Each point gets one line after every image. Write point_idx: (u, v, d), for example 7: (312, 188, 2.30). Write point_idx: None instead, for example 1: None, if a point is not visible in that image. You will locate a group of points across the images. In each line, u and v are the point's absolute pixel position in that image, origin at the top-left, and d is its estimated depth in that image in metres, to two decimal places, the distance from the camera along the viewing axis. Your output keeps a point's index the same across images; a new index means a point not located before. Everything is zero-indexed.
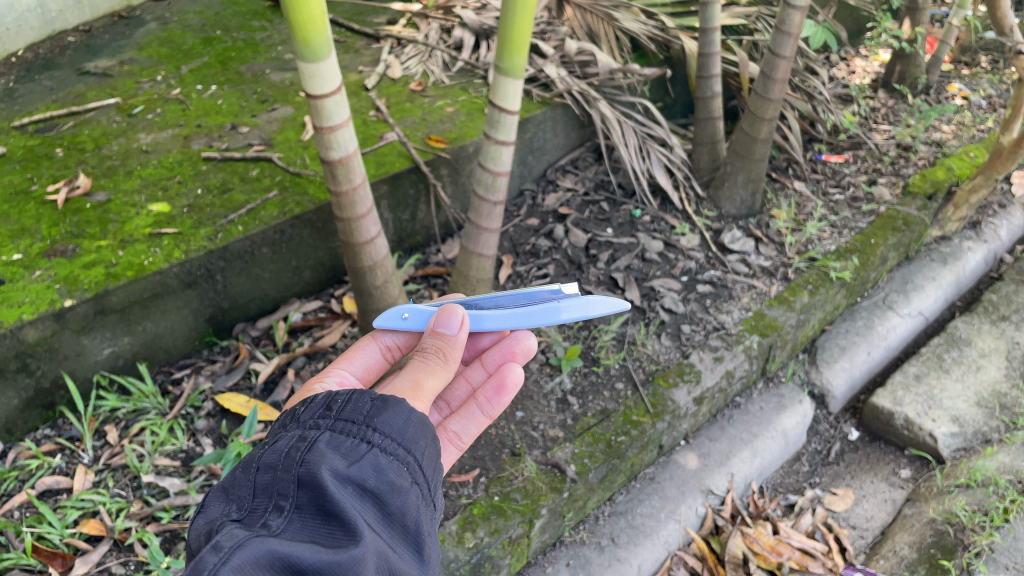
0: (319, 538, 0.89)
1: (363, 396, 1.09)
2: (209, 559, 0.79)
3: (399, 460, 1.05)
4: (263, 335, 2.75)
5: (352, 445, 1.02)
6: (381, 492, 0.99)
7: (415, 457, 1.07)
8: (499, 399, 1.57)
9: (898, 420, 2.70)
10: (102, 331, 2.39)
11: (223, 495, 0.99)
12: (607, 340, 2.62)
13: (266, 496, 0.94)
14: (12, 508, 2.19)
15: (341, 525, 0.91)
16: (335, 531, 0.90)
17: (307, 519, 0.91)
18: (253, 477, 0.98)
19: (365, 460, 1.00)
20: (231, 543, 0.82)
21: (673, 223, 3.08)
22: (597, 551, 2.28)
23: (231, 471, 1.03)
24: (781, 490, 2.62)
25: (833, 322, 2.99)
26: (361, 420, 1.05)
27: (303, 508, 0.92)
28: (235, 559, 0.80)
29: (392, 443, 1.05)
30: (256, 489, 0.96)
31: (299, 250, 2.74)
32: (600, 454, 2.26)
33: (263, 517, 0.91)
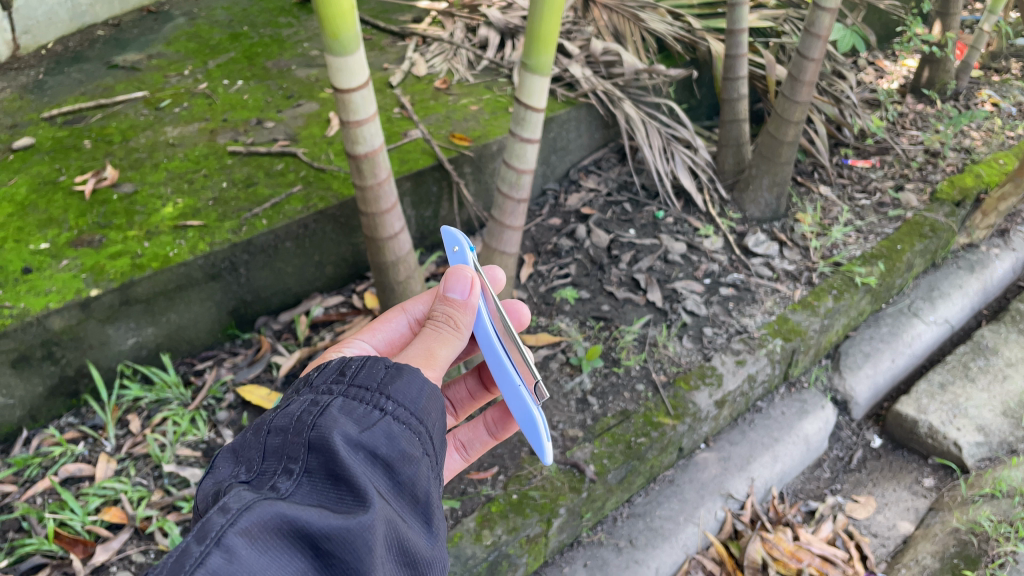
0: (328, 503, 0.88)
1: (377, 362, 1.07)
2: (216, 518, 0.78)
3: (411, 429, 1.03)
4: (284, 329, 2.76)
5: (365, 412, 1.00)
6: (392, 459, 0.98)
7: (426, 425, 1.06)
8: (505, 426, 1.62)
9: (922, 428, 2.67)
10: (126, 321, 2.41)
11: (233, 459, 0.99)
12: (629, 341, 2.60)
13: (275, 459, 0.93)
14: (36, 495, 2.21)
15: (351, 490, 0.90)
16: (345, 496, 0.89)
17: (316, 483, 0.90)
18: (263, 440, 0.97)
19: (377, 427, 0.99)
20: (240, 503, 0.81)
21: (696, 225, 3.07)
22: (614, 552, 2.27)
23: (241, 436, 1.02)
24: (801, 496, 2.60)
25: (857, 328, 2.96)
26: (375, 387, 1.04)
27: (313, 472, 0.91)
28: (244, 519, 0.78)
29: (404, 412, 1.04)
30: (266, 452, 0.95)
31: (322, 245, 2.75)
32: (619, 454, 2.25)
33: (273, 480, 0.90)
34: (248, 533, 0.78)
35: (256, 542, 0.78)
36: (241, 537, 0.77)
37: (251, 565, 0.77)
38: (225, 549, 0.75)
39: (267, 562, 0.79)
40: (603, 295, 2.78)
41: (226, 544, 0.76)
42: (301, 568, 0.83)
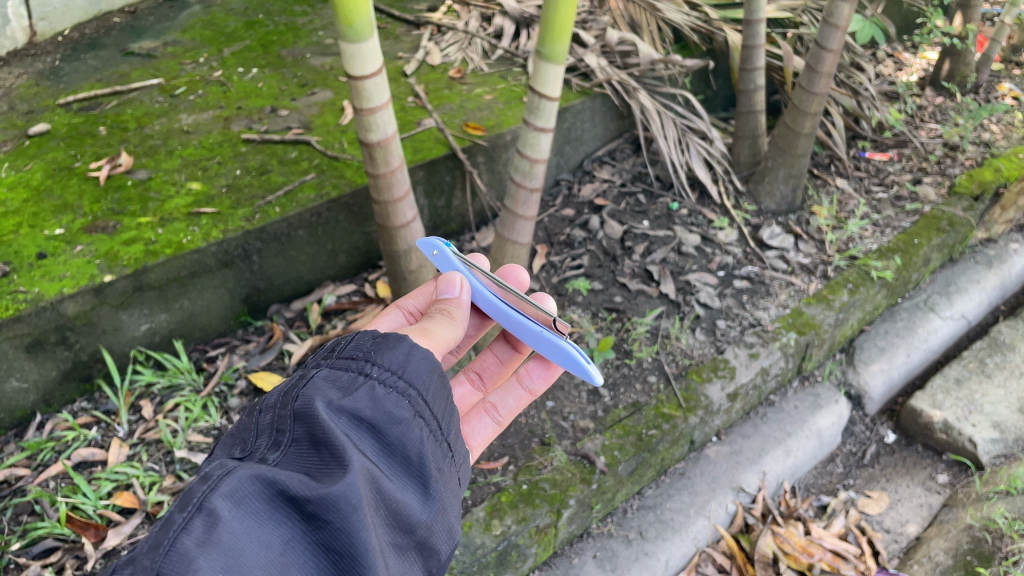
0: (312, 468, 0.91)
1: (365, 336, 1.11)
2: (197, 487, 0.82)
3: (400, 392, 1.04)
4: (297, 317, 2.76)
5: (349, 379, 1.03)
6: (378, 422, 0.99)
7: (418, 388, 1.07)
8: (543, 374, 1.58)
9: (937, 424, 2.64)
10: (140, 307, 2.42)
11: (232, 438, 1.03)
12: (641, 333, 2.59)
13: (265, 433, 0.97)
14: (49, 478, 2.23)
15: (334, 452, 0.91)
16: (327, 459, 0.91)
17: (302, 450, 0.92)
18: (257, 417, 1.01)
19: (362, 392, 1.01)
20: (221, 470, 0.85)
21: (710, 217, 3.04)
22: (624, 544, 2.26)
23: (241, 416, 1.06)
24: (814, 491, 2.58)
25: (872, 323, 2.93)
26: (361, 357, 1.07)
27: (298, 440, 0.93)
28: (223, 485, 0.82)
29: (391, 375, 1.05)
30: (259, 428, 0.99)
31: (334, 234, 2.75)
32: (630, 446, 2.24)
33: (262, 453, 0.94)
34: (228, 497, 0.82)
35: (237, 506, 0.82)
36: (221, 501, 0.81)
37: (231, 528, 0.80)
38: (205, 513, 0.80)
39: (250, 525, 0.82)
40: (616, 286, 2.77)
41: (207, 508, 0.80)
42: (286, 531, 0.86)
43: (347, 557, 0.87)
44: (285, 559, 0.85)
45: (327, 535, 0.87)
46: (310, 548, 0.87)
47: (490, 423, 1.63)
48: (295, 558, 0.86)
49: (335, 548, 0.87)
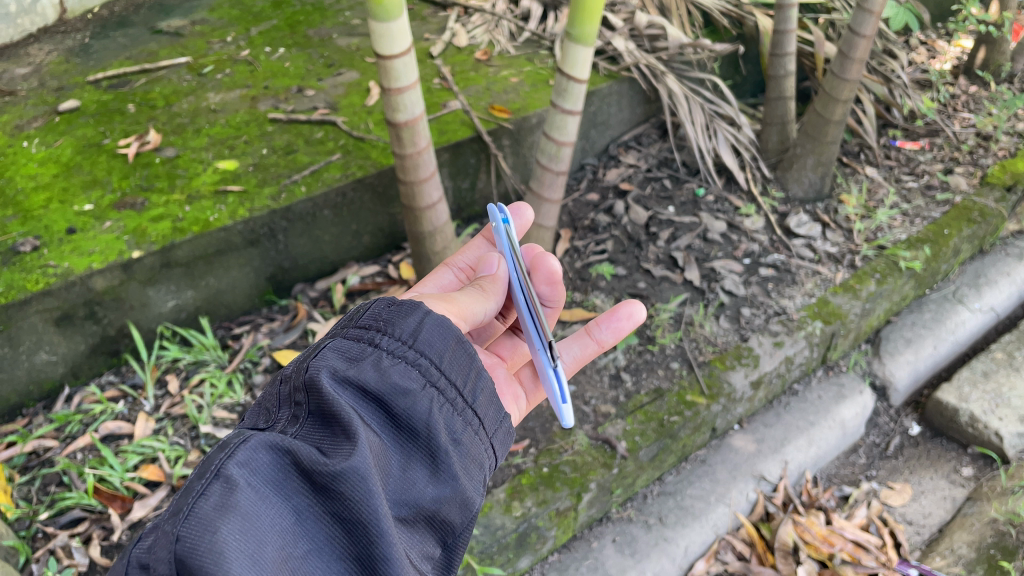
0: (324, 441, 0.91)
1: (379, 304, 1.12)
2: (214, 455, 0.83)
3: (409, 363, 1.06)
4: (321, 297, 2.77)
5: (360, 351, 1.04)
6: (389, 393, 1.01)
7: (430, 359, 1.08)
8: (616, 325, 1.58)
9: (963, 417, 2.61)
10: (167, 284, 2.45)
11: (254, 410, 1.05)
12: (665, 319, 2.58)
13: (281, 405, 0.98)
14: (76, 450, 2.26)
15: (343, 424, 0.92)
16: (338, 432, 0.92)
17: (315, 423, 0.94)
18: (275, 390, 1.02)
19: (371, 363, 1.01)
20: (238, 439, 0.85)
21: (737, 204, 3.02)
22: (643, 529, 2.27)
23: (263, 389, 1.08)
24: (835, 481, 2.57)
25: (899, 313, 2.90)
26: (374, 328, 1.08)
27: (312, 413, 0.94)
28: (239, 453, 0.83)
29: (402, 346, 1.07)
30: (278, 398, 1.00)
31: (359, 214, 2.75)
32: (652, 432, 2.24)
33: (278, 425, 0.95)
34: (244, 466, 0.82)
35: (253, 474, 0.83)
36: (237, 469, 0.82)
37: (247, 495, 0.81)
38: (222, 480, 0.80)
39: (264, 493, 0.83)
40: (640, 272, 2.76)
41: (224, 475, 0.81)
42: (299, 502, 0.86)
43: (360, 528, 0.87)
44: (298, 530, 0.85)
45: (339, 505, 0.86)
46: (323, 519, 0.87)
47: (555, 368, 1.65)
48: (308, 529, 0.86)
49: (349, 518, 0.86)
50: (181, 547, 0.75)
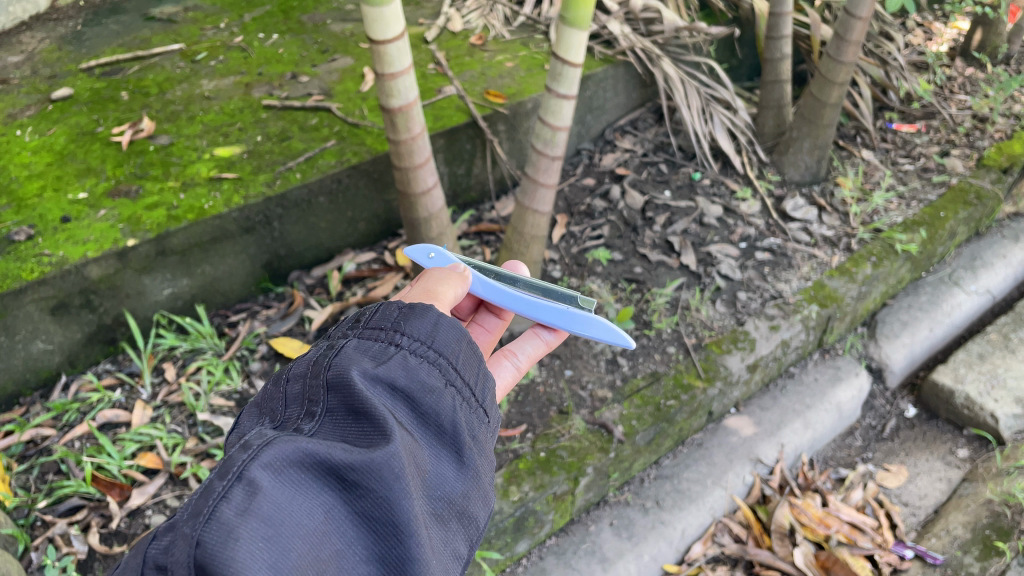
0: (350, 438, 0.89)
1: (390, 305, 1.07)
2: (237, 455, 0.80)
3: (431, 362, 1.02)
4: (317, 284, 2.76)
5: (380, 348, 1.00)
6: (412, 390, 0.98)
7: (449, 357, 1.05)
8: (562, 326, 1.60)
9: (959, 398, 2.62)
10: (162, 272, 2.44)
11: (259, 411, 1.00)
12: (661, 304, 2.58)
13: (298, 404, 0.95)
14: (74, 438, 2.26)
15: (370, 421, 0.90)
16: (365, 429, 0.90)
17: (337, 421, 0.91)
18: (285, 389, 0.98)
19: (394, 360, 0.98)
20: (260, 440, 0.82)
21: (733, 188, 3.02)
22: (641, 513, 2.28)
23: (265, 388, 1.04)
24: (832, 464, 2.58)
25: (895, 296, 2.91)
26: (390, 325, 1.03)
27: (335, 410, 0.91)
28: (263, 455, 0.80)
29: (421, 346, 1.02)
30: (289, 396, 0.96)
31: (354, 201, 2.74)
32: (648, 416, 2.24)
33: (296, 423, 0.92)
34: (270, 467, 0.79)
35: (279, 476, 0.80)
36: (262, 471, 0.79)
37: (272, 498, 0.78)
38: (246, 483, 0.77)
39: (292, 494, 0.80)
40: (636, 257, 2.76)
41: (247, 478, 0.77)
42: (327, 501, 0.83)
43: (390, 525, 0.85)
44: (326, 529, 0.83)
45: (368, 503, 0.85)
46: (350, 517, 0.85)
47: (510, 366, 1.52)
48: (337, 528, 0.84)
49: (379, 516, 0.85)
50: (202, 552, 0.72)
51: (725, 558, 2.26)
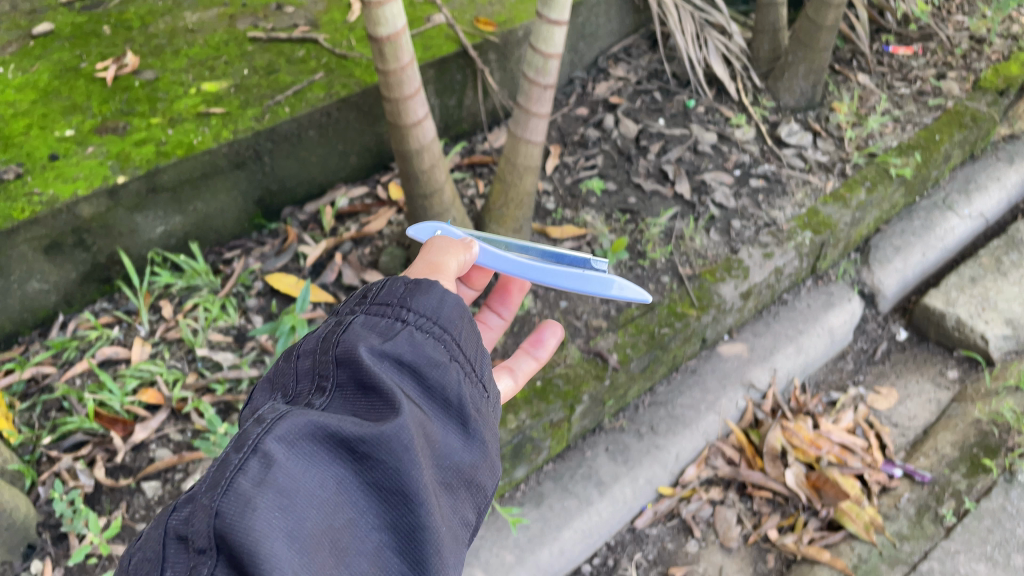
0: (359, 412, 0.91)
1: (396, 281, 1.08)
2: (252, 429, 0.83)
3: (438, 338, 1.03)
4: (310, 220, 2.75)
5: (387, 324, 1.01)
6: (418, 365, 0.99)
7: (454, 334, 1.06)
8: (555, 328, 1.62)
9: (950, 321, 2.64)
10: (154, 209, 2.43)
11: (272, 385, 1.03)
12: (655, 234, 2.57)
13: (309, 380, 0.98)
14: (75, 376, 2.29)
15: (379, 397, 0.93)
16: (373, 404, 0.92)
17: (347, 395, 0.93)
18: (297, 363, 1.01)
19: (400, 336, 1.00)
20: (274, 414, 0.85)
21: (727, 115, 2.99)
22: (636, 438, 2.33)
23: (278, 363, 1.07)
24: (823, 387, 2.62)
25: (889, 221, 2.91)
26: (395, 301, 1.04)
27: (344, 386, 0.94)
28: (277, 428, 0.83)
29: (429, 321, 1.04)
30: (301, 371, 0.99)
31: (345, 134, 2.70)
32: (643, 344, 2.28)
33: (308, 399, 0.95)
34: (284, 440, 0.83)
35: (292, 448, 0.83)
36: (277, 443, 0.82)
37: (287, 470, 0.81)
38: (260, 455, 0.80)
39: (305, 466, 0.83)
40: (630, 187, 2.74)
41: (262, 450, 0.81)
42: (339, 471, 0.87)
43: (401, 494, 0.89)
44: (339, 498, 0.86)
45: (378, 473, 0.88)
46: (364, 488, 0.88)
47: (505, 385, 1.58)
48: (349, 498, 0.87)
49: (388, 484, 0.88)
50: (221, 522, 0.75)
51: (718, 480, 2.33)
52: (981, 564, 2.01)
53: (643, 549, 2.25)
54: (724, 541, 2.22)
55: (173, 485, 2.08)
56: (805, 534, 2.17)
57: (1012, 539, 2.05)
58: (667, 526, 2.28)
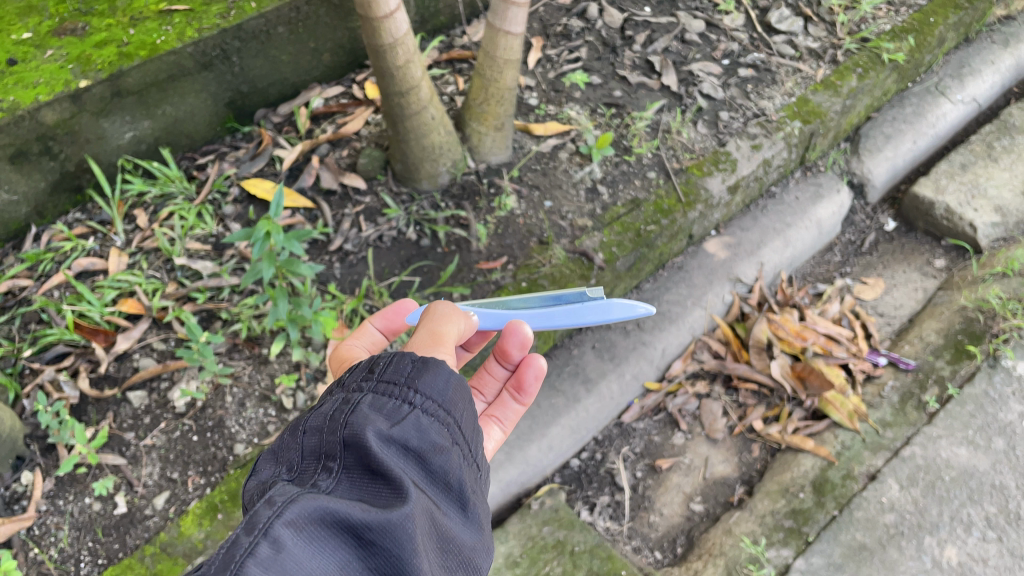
0: (366, 498, 0.85)
1: (404, 356, 1.02)
2: (261, 510, 0.77)
3: (442, 421, 0.98)
4: (285, 122, 2.66)
5: (393, 406, 0.95)
6: (423, 451, 0.94)
7: (456, 417, 1.01)
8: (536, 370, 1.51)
9: (938, 210, 2.62)
10: (121, 114, 2.34)
11: (270, 456, 0.96)
12: (642, 128, 2.50)
13: (311, 457, 0.90)
14: (52, 289, 2.24)
15: (387, 482, 0.87)
16: (380, 490, 0.86)
17: (353, 479, 0.87)
18: (300, 440, 0.94)
19: (408, 420, 0.94)
20: (285, 495, 0.79)
21: (716, 2, 2.87)
22: (622, 335, 2.33)
23: (279, 434, 0.99)
24: (810, 280, 2.61)
25: (880, 109, 2.84)
26: (403, 380, 0.98)
27: (351, 469, 0.87)
28: (288, 511, 0.77)
29: (434, 404, 0.98)
30: (301, 452, 0.92)
31: (316, 31, 2.58)
32: (628, 243, 2.26)
33: (311, 478, 0.87)
34: (294, 525, 0.76)
35: (301, 533, 0.77)
36: (286, 529, 0.76)
37: (297, 559, 0.75)
38: (272, 539, 0.74)
39: (312, 555, 0.77)
40: (615, 80, 2.65)
41: (274, 535, 0.74)
42: (343, 559, 0.80)
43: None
44: None
45: (382, 563, 0.83)
46: None
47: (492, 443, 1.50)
48: None
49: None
50: None
51: (704, 374, 2.35)
52: (962, 448, 2.04)
53: (631, 443, 2.28)
54: (710, 433, 2.26)
55: (160, 394, 2.06)
56: (790, 424, 2.20)
57: (993, 424, 2.09)
58: (653, 420, 2.31)
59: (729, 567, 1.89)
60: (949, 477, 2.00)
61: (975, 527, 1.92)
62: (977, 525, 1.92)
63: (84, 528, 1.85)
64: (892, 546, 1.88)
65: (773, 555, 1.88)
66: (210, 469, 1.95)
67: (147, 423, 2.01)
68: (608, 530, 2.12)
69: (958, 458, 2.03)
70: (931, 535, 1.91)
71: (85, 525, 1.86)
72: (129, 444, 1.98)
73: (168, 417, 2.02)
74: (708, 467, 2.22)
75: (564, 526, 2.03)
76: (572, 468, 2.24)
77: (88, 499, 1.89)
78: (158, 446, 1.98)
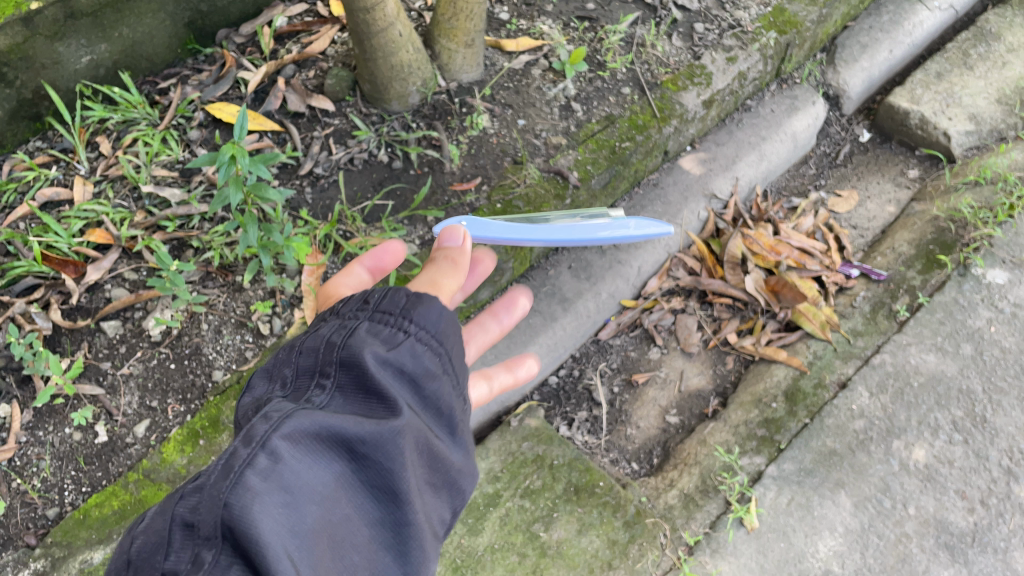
0: (361, 412, 0.97)
1: (399, 290, 1.11)
2: (258, 427, 0.88)
3: (433, 350, 1.08)
4: (248, 43, 2.57)
5: (389, 333, 1.05)
6: (416, 376, 1.05)
7: (446, 347, 1.11)
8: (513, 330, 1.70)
9: (913, 119, 2.61)
10: (76, 38, 2.24)
11: (267, 375, 1.09)
12: (616, 42, 2.45)
13: (318, 376, 1.01)
14: (17, 220, 2.19)
15: (381, 401, 0.98)
16: (374, 406, 0.98)
17: (348, 396, 0.99)
18: (296, 359, 1.06)
19: (403, 346, 1.05)
20: (278, 412, 0.92)
21: None
22: (597, 254, 2.34)
23: (277, 353, 1.12)
24: (785, 194, 2.60)
25: (857, 18, 2.80)
26: (397, 312, 1.08)
27: (349, 387, 0.99)
28: (282, 426, 0.89)
29: (428, 334, 1.08)
30: (302, 370, 1.04)
31: None
32: (603, 160, 2.25)
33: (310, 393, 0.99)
34: (288, 437, 0.88)
35: (297, 444, 0.89)
36: (281, 441, 0.87)
37: (289, 465, 0.87)
38: (268, 450, 0.86)
39: (307, 461, 0.89)
40: None
41: (269, 446, 0.86)
42: (336, 468, 0.92)
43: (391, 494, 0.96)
44: (338, 493, 0.92)
45: (372, 473, 0.94)
46: (358, 483, 0.94)
47: None
48: (346, 491, 0.93)
49: (381, 484, 0.95)
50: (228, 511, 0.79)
51: (679, 291, 2.37)
52: (931, 354, 2.08)
53: (608, 359, 2.31)
54: (685, 347, 2.30)
55: (134, 323, 2.02)
56: (763, 336, 2.23)
57: (961, 330, 2.13)
58: (630, 337, 2.34)
59: (703, 476, 1.95)
60: (918, 382, 2.04)
61: (941, 431, 1.98)
62: (944, 428, 1.98)
63: (66, 458, 1.86)
64: (861, 451, 1.95)
65: (746, 462, 1.95)
66: (189, 396, 1.95)
67: (123, 352, 1.98)
68: (586, 443, 2.16)
69: (927, 364, 2.07)
70: (898, 439, 1.97)
71: (68, 455, 1.87)
72: (106, 373, 1.95)
73: (144, 346, 1.99)
74: (683, 380, 2.26)
75: (542, 441, 2.08)
76: (550, 385, 2.27)
77: (68, 429, 1.89)
78: (136, 374, 1.96)
